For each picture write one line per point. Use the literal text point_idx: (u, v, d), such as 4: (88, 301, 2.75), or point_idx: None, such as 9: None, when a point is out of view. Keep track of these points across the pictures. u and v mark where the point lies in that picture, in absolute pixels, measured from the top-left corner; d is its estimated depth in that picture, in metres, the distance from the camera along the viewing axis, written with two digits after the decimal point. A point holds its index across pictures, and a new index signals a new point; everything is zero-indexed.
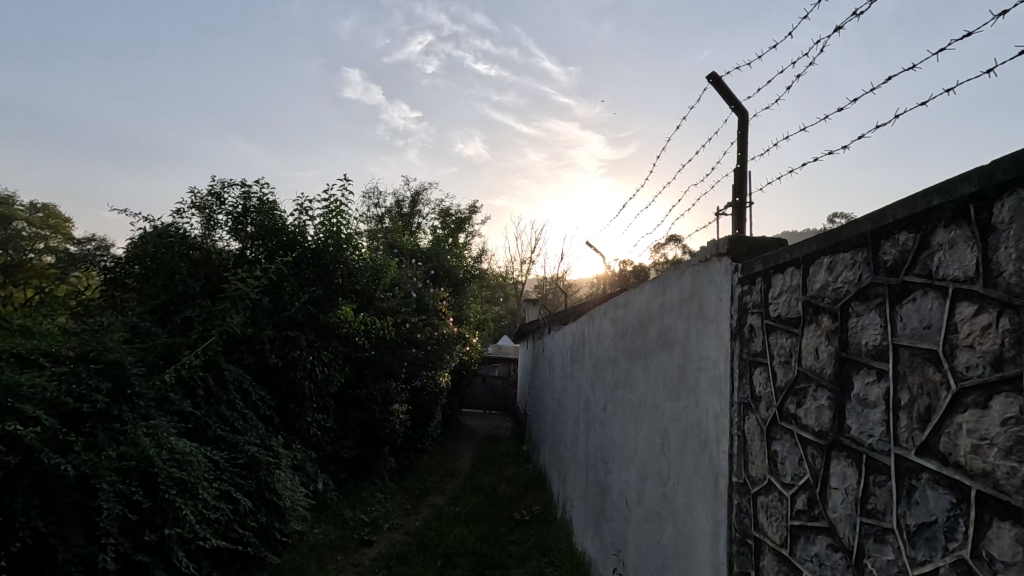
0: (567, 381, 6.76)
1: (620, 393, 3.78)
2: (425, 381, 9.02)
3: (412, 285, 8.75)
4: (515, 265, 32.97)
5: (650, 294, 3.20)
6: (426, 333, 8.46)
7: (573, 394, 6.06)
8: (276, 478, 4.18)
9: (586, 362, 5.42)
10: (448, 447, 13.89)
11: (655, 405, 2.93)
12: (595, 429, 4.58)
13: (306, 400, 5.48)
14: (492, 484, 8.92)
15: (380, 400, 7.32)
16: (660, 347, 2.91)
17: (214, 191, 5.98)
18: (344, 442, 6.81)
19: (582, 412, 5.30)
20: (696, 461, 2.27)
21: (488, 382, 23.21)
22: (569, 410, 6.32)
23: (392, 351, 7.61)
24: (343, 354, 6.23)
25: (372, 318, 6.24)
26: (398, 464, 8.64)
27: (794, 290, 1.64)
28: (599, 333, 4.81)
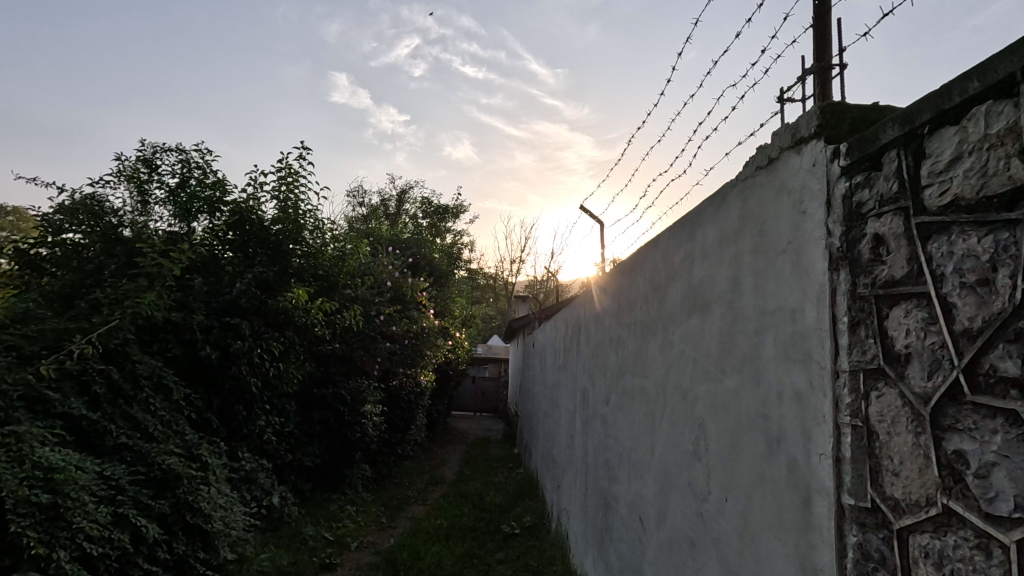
0: (561, 375, 5.98)
1: (628, 381, 2.99)
2: (404, 380, 8.23)
3: (385, 274, 7.99)
4: (505, 264, 32.18)
5: (670, 246, 2.41)
6: (401, 326, 7.67)
7: (568, 389, 5.27)
8: (201, 496, 3.40)
9: (582, 350, 4.63)
10: (436, 452, 13.08)
11: (683, 390, 2.13)
12: (595, 428, 3.78)
13: (255, 402, 4.82)
14: (480, 491, 8.13)
15: (350, 400, 6.53)
16: (688, 311, 2.12)
17: (147, 159, 5.14)
18: (309, 449, 6.02)
19: (579, 408, 4.51)
20: (760, 470, 1.48)
21: (478, 384, 22.42)
22: (563, 407, 5.54)
23: (361, 345, 6.84)
24: (301, 346, 5.43)
25: (335, 303, 5.43)
26: (375, 472, 7.85)
27: (996, 140, 0.85)
28: (598, 313, 4.02)
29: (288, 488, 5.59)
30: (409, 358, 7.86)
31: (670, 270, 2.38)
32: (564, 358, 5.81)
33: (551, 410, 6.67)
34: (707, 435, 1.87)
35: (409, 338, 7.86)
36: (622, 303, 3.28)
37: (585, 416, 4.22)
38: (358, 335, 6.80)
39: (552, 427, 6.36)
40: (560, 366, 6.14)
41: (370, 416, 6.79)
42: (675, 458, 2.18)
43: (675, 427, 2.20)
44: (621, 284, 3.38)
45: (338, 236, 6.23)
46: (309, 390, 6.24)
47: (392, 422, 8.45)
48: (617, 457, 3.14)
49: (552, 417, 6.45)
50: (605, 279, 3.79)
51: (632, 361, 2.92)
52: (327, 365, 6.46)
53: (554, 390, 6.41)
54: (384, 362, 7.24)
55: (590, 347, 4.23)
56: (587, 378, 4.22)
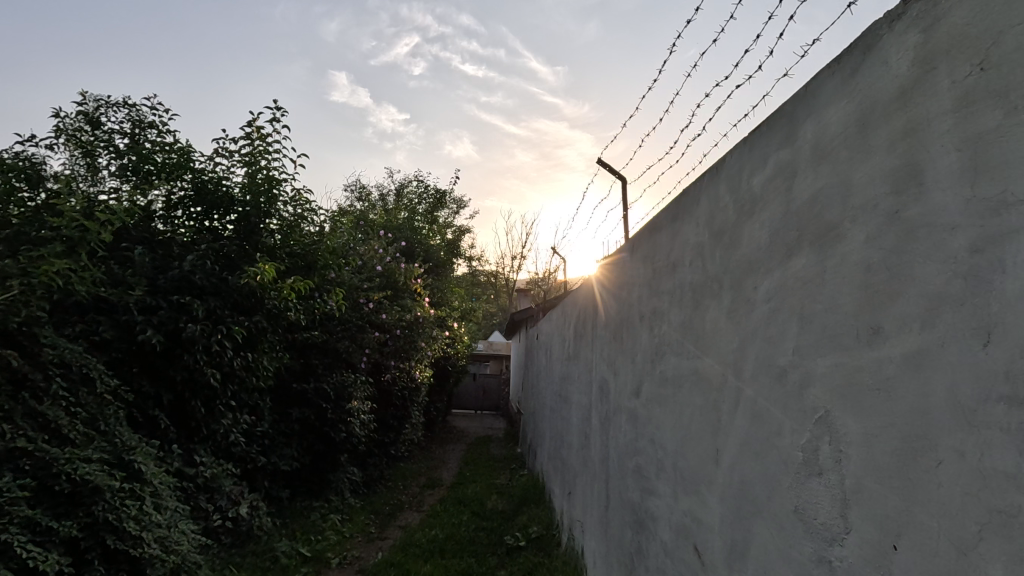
0: (569, 366, 5.32)
1: (669, 364, 2.29)
2: (396, 375, 7.52)
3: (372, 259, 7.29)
4: (506, 260, 31.49)
5: (740, 171, 1.71)
6: (393, 315, 6.97)
7: (580, 382, 4.57)
8: (124, 518, 2.72)
9: (599, 335, 3.92)
10: (434, 452, 12.39)
11: (776, 371, 1.43)
12: (620, 427, 3.08)
13: (216, 399, 4.22)
14: (480, 496, 7.43)
15: (333, 395, 5.83)
16: (783, 251, 1.43)
17: (93, 116, 4.42)
18: (285, 450, 5.31)
19: (596, 403, 3.81)
20: (1010, 501, 0.77)
21: (478, 381, 21.72)
22: (574, 402, 4.85)
23: (345, 334, 6.18)
24: (273, 333, 4.73)
25: (310, 284, 4.75)
26: (364, 476, 7.16)
27: None
28: (620, 287, 3.32)
29: (260, 495, 4.91)
30: (403, 350, 7.17)
31: (743, 202, 1.68)
32: (573, 347, 5.12)
33: (558, 406, 5.97)
34: (836, 435, 1.16)
35: (401, 327, 7.16)
36: (656, 268, 2.58)
37: (604, 412, 3.52)
38: (340, 317, 6.15)
39: (560, 425, 5.67)
40: (568, 357, 5.45)
41: (359, 413, 6.10)
42: (762, 469, 1.48)
43: (760, 424, 1.50)
44: (652, 246, 2.69)
45: (318, 211, 5.53)
46: (287, 381, 5.57)
47: (383, 420, 7.76)
48: (654, 464, 2.44)
49: (561, 414, 5.76)
50: (631, 243, 3.10)
51: (676, 338, 2.22)
52: (307, 356, 5.83)
53: (562, 385, 5.73)
54: (374, 354, 6.54)
55: (610, 331, 3.53)
56: (607, 366, 3.52)
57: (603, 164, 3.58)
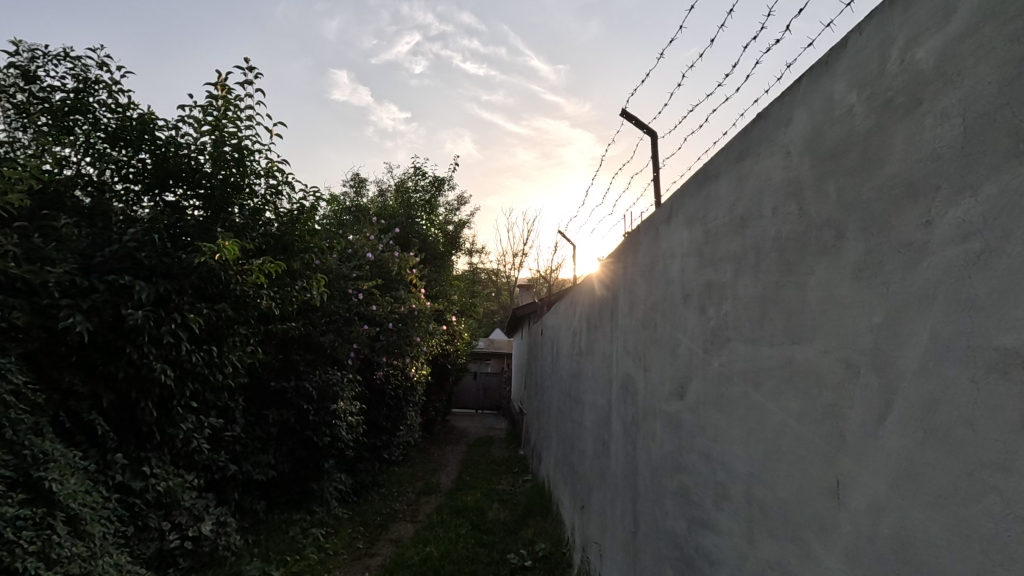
0: (581, 361, 4.72)
1: (737, 353, 1.68)
2: (388, 373, 6.92)
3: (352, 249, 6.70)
4: (507, 256, 30.89)
5: (879, 53, 1.11)
6: (385, 308, 6.36)
7: (595, 380, 3.96)
8: (18, 555, 2.17)
9: (620, 324, 3.31)
10: (433, 455, 11.77)
11: (995, 355, 0.83)
12: (654, 435, 2.47)
13: (172, 399, 3.63)
14: (481, 505, 6.82)
15: (317, 395, 5.21)
16: (1001, 150, 0.83)
17: (27, 69, 3.73)
18: (259, 457, 4.71)
19: (618, 405, 3.20)
20: None
21: (479, 380, 21.11)
22: (588, 403, 4.24)
23: (329, 327, 5.57)
24: (242, 323, 4.13)
25: (283, 267, 4.16)
26: (353, 483, 6.56)
27: None
28: (650, 263, 2.71)
29: (229, 510, 4.31)
30: (396, 346, 6.55)
31: (887, 98, 1.08)
32: (586, 340, 4.52)
33: (568, 407, 5.36)
34: None
35: (394, 321, 6.55)
36: (708, 230, 1.97)
37: (629, 416, 2.91)
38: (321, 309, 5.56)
39: (571, 428, 5.08)
40: (580, 352, 4.84)
41: (347, 415, 5.50)
42: (954, 523, 0.87)
43: (948, 447, 0.90)
44: (700, 203, 2.08)
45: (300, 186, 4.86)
46: (264, 379, 4.97)
47: (375, 422, 7.16)
48: (710, 488, 1.83)
49: (571, 416, 5.15)
50: (667, 206, 2.50)
51: (748, 318, 1.62)
52: (287, 351, 5.23)
53: (572, 384, 5.12)
54: (364, 350, 5.93)
55: (635, 318, 2.92)
56: (633, 361, 2.91)
57: (628, 117, 2.98)
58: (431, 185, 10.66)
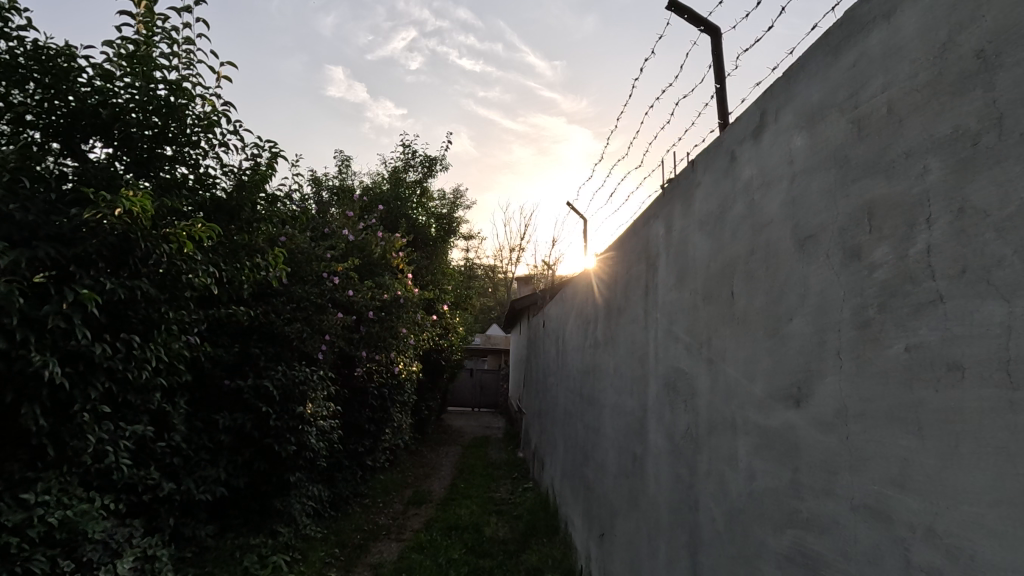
0: (597, 354, 3.89)
1: (977, 321, 0.85)
2: (370, 369, 6.07)
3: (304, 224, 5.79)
4: (505, 250, 30.08)
5: None
6: (362, 293, 5.51)
7: (621, 377, 3.11)
8: None
9: (659, 303, 2.47)
10: (425, 458, 10.94)
11: None
12: (735, 462, 1.63)
13: (72, 401, 2.82)
14: (476, 520, 6.00)
15: (279, 394, 4.35)
16: None
17: None
18: (206, 471, 3.87)
19: (660, 411, 2.36)
20: None
21: (476, 378, 20.29)
22: (608, 406, 3.41)
23: (294, 315, 4.73)
24: (172, 305, 3.28)
25: (214, 234, 3.31)
26: (329, 496, 5.72)
27: None
28: (716, 207, 1.88)
29: (163, 538, 3.48)
30: (378, 338, 5.69)
31: None
32: (604, 329, 3.68)
33: (580, 410, 4.53)
34: None
35: (375, 309, 5.70)
36: (864, 116, 1.14)
37: (682, 428, 2.07)
38: (267, 288, 4.69)
39: (584, 435, 4.25)
40: (595, 344, 4.00)
41: (317, 419, 4.67)
42: None
43: None
44: (834, 80, 1.25)
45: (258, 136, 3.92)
46: (215, 376, 4.13)
47: (357, 425, 6.33)
48: (890, 573, 1.00)
49: (583, 421, 4.33)
50: (754, 115, 1.66)
51: (1020, 247, 0.79)
52: (244, 342, 4.39)
53: (586, 383, 4.29)
54: (338, 341, 5.08)
55: (691, 291, 2.09)
56: (687, 351, 2.08)
57: (677, 9, 2.14)
58: (422, 165, 9.80)
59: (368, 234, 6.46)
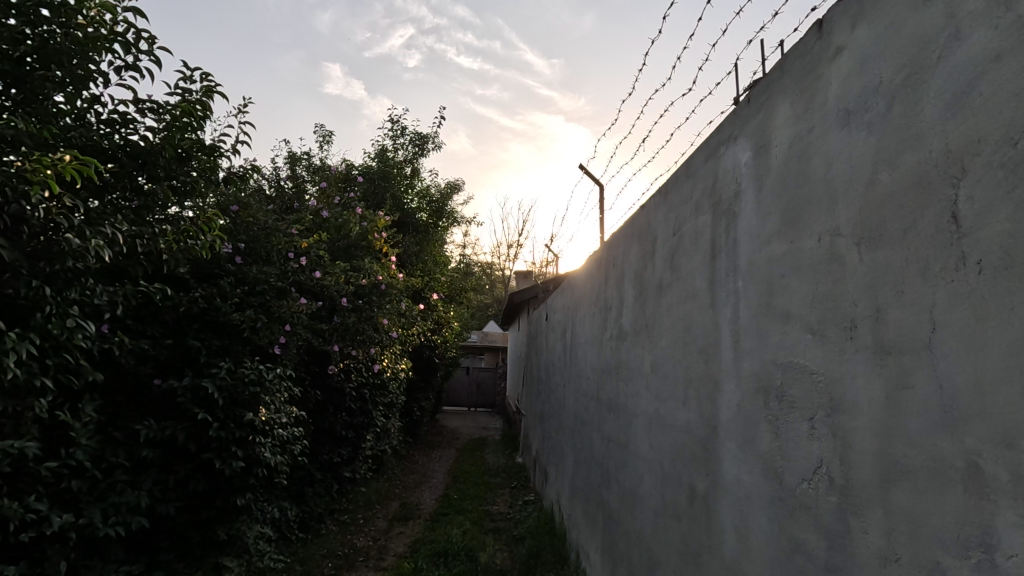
0: (622, 349, 3.06)
1: None
2: (345, 367, 5.22)
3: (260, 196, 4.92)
4: (502, 246, 29.25)
5: None
6: (331, 276, 4.65)
7: (666, 379, 2.27)
8: None
9: (741, 269, 1.63)
10: (415, 464, 10.09)
11: None
12: (991, 557, 0.79)
13: None
14: (470, 543, 5.15)
15: (222, 398, 3.49)
16: None
17: None
18: (123, 498, 3.01)
19: (747, 432, 1.53)
20: None
21: (472, 376, 19.47)
22: (642, 415, 2.57)
23: (244, 302, 3.88)
24: (44, 280, 2.44)
25: (83, 163, 2.09)
26: (295, 517, 4.86)
27: None
28: (894, 74, 1.04)
29: None
30: (354, 330, 4.83)
31: None
32: (633, 316, 2.85)
33: (596, 418, 3.70)
34: None
35: (349, 296, 4.85)
36: None
37: (809, 465, 1.23)
38: (207, 267, 3.85)
39: (603, 450, 3.41)
40: (618, 337, 3.16)
41: (273, 428, 3.81)
42: None
43: None
44: None
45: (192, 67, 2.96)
46: (139, 375, 3.28)
47: (332, 431, 5.48)
48: None
49: (602, 431, 3.48)
50: None
51: None
52: (179, 334, 3.55)
53: (605, 385, 3.46)
54: (302, 333, 4.22)
55: (818, 238, 1.25)
56: (815, 338, 1.24)
57: None
58: (412, 143, 8.97)
59: (345, 212, 5.61)
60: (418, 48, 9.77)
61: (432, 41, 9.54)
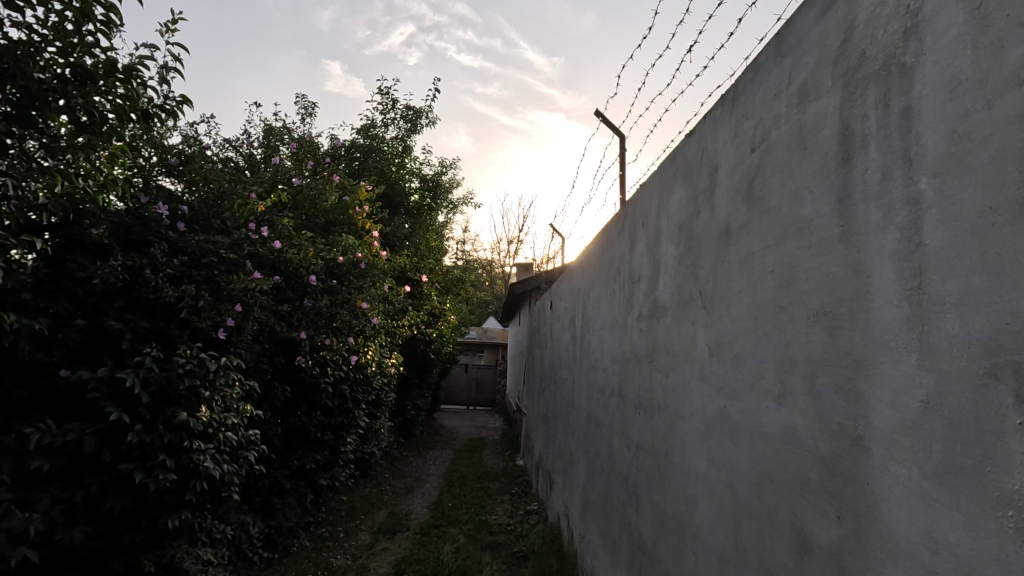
0: (657, 327, 2.34)
1: None
2: (320, 358, 4.50)
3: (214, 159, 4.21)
4: (503, 241, 28.49)
5: None
6: (295, 250, 3.93)
7: (738, 361, 1.56)
8: None
9: (926, 157, 0.92)
10: (408, 467, 9.37)
11: None
12: None
13: None
14: (464, 563, 4.42)
15: (148, 393, 2.77)
16: None
17: None
18: (9, 522, 2.29)
19: (958, 447, 0.82)
20: None
21: (471, 373, 18.74)
22: (694, 415, 1.86)
23: (183, 275, 3.16)
24: None
25: None
26: (259, 533, 4.14)
27: None
28: None
29: None
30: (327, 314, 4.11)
31: None
32: (675, 282, 2.13)
33: (616, 419, 3.00)
34: None
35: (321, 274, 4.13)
36: None
37: None
38: (135, 234, 3.12)
39: (628, 459, 2.70)
40: (650, 313, 2.45)
41: (219, 431, 3.10)
42: None
43: None
44: None
45: None
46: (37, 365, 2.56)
47: (305, 433, 4.76)
48: None
49: (626, 435, 2.77)
50: None
51: None
52: (96, 314, 2.84)
53: (630, 375, 2.75)
54: (259, 314, 3.50)
55: None
56: None
57: None
58: (405, 119, 8.25)
59: (321, 182, 4.88)
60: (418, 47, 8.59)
61: (431, 38, 8.42)
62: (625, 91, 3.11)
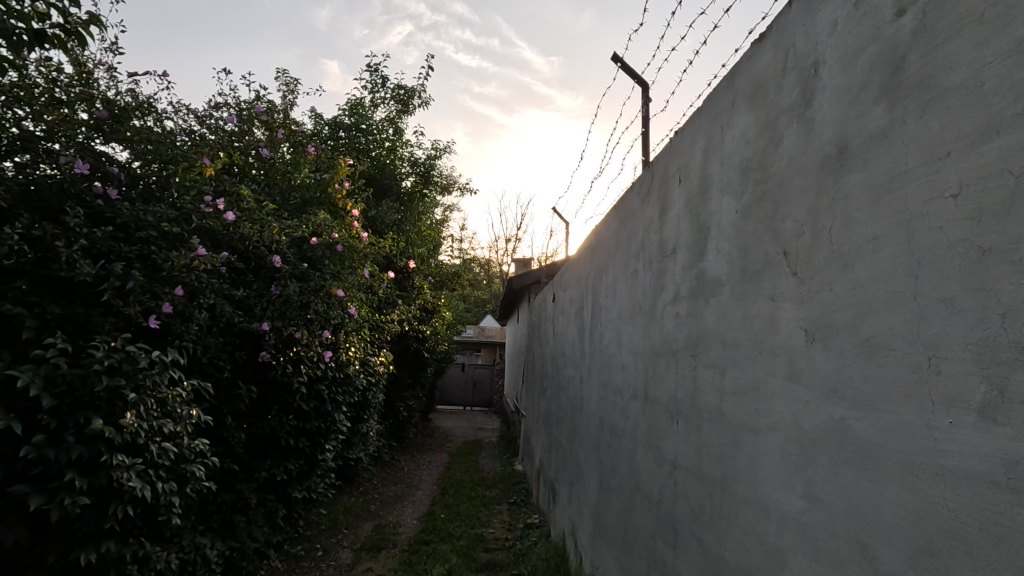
0: (705, 309, 1.78)
1: None
2: (292, 354, 3.93)
3: (166, 120, 3.60)
4: (501, 238, 27.91)
5: None
6: (257, 226, 3.36)
7: (869, 348, 1.00)
8: None
9: None
10: (400, 473, 8.78)
11: None
12: None
13: None
14: None
15: (53, 395, 2.19)
16: None
17: None
18: None
19: None
20: None
21: (467, 373, 18.15)
22: (779, 430, 1.29)
23: (107, 251, 2.59)
24: None
25: None
26: (218, 558, 3.56)
27: None
28: None
29: None
30: (298, 302, 3.59)
31: None
32: (738, 246, 1.56)
33: (641, 426, 2.43)
34: None
35: (289, 256, 3.62)
36: None
37: None
38: (49, 199, 2.59)
39: (659, 479, 2.14)
40: (693, 292, 1.88)
41: (152, 443, 2.51)
42: None
43: None
44: None
45: None
46: None
47: (275, 440, 4.18)
48: None
49: (655, 448, 2.20)
50: None
51: None
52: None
53: (662, 373, 2.18)
54: (210, 297, 2.94)
55: None
56: None
57: None
58: (396, 99, 7.68)
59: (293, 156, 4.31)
60: (415, 46, 7.96)
61: (429, 38, 7.82)
62: (652, 25, 2.53)
